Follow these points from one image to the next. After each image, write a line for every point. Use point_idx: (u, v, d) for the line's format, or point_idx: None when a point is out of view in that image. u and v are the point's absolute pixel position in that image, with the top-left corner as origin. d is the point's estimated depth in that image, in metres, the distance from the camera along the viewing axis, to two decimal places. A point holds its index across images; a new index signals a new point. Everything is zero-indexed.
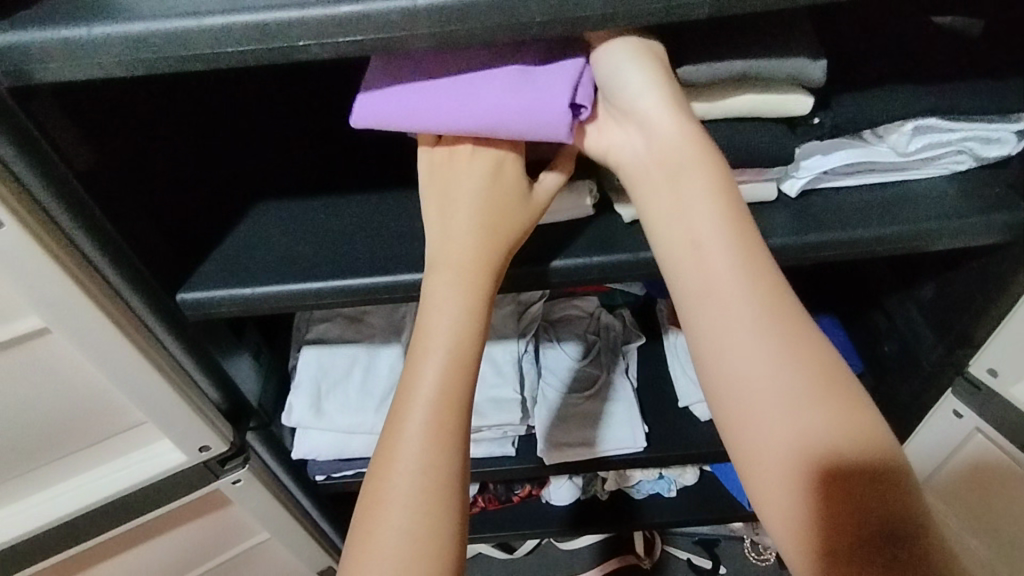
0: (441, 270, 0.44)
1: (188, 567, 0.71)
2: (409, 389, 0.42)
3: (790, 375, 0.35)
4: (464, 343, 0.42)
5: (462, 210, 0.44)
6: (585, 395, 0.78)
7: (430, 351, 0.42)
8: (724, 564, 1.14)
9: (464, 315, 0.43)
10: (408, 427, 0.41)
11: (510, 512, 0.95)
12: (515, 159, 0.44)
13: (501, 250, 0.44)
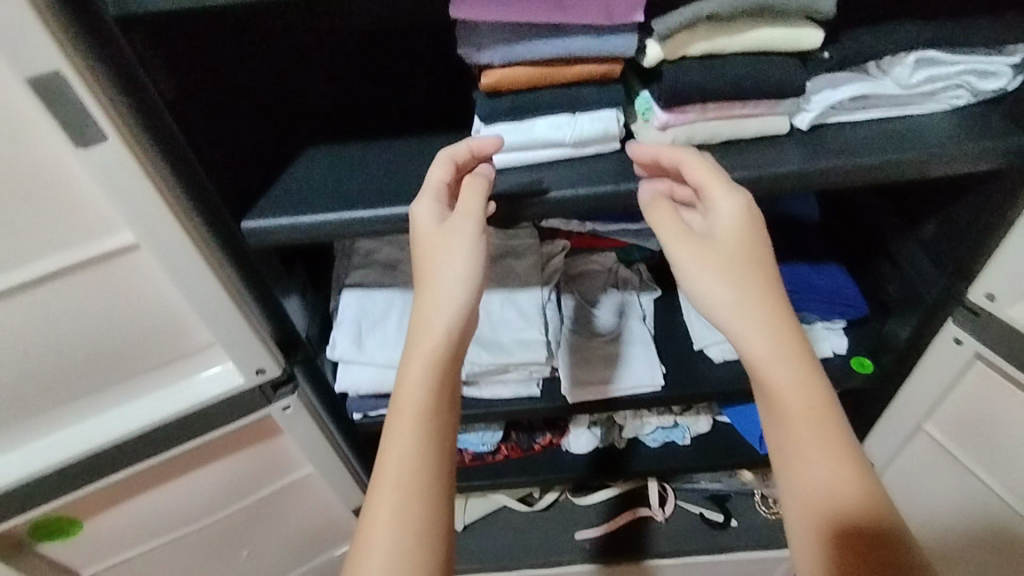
0: (412, 352, 0.47)
1: (237, 498, 0.76)
2: (385, 465, 0.46)
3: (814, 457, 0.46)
4: (432, 417, 0.47)
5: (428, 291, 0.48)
6: (605, 339, 0.83)
7: (400, 429, 0.46)
8: (735, 517, 1.18)
9: (431, 389, 0.47)
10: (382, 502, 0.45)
11: (532, 460, 1.00)
12: (452, 228, 0.49)
13: (451, 328, 0.48)
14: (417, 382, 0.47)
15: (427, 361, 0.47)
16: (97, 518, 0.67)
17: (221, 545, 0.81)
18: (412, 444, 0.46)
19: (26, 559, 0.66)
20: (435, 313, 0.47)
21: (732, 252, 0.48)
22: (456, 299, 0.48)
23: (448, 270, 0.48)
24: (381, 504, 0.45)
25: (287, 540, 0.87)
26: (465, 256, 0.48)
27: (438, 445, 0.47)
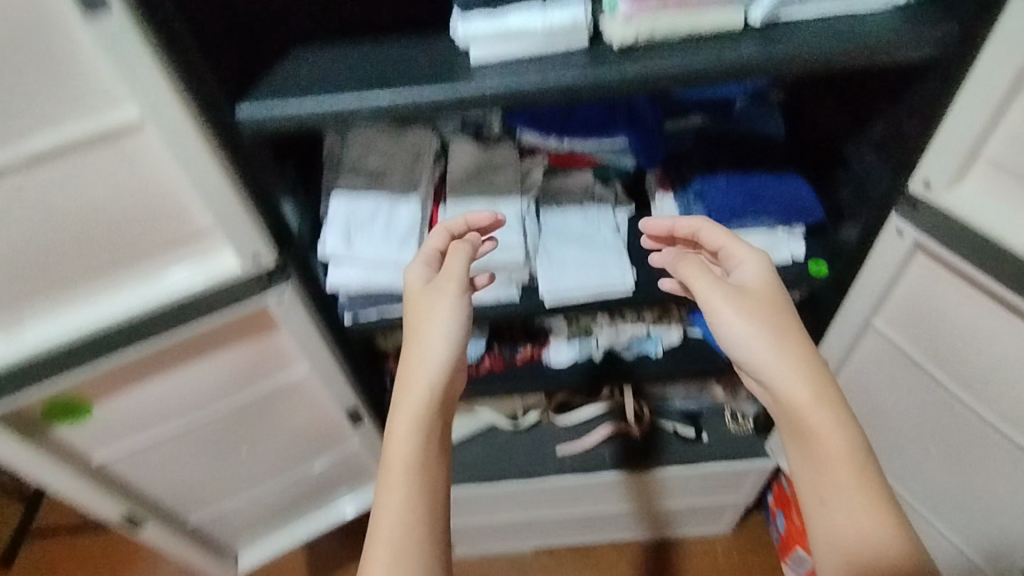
0: (400, 408, 0.61)
1: (239, 391, 0.82)
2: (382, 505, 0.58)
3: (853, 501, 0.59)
4: (421, 462, 0.60)
5: (419, 354, 0.63)
6: (580, 248, 0.88)
7: (395, 473, 0.59)
8: (706, 432, 1.26)
9: (421, 438, 0.60)
10: (379, 534, 0.57)
11: (514, 371, 1.06)
12: (435, 304, 0.66)
13: (436, 386, 0.62)
14: (406, 430, 0.60)
15: (413, 413, 0.61)
16: (108, 401, 0.74)
17: (224, 438, 0.88)
18: (406, 488, 0.58)
19: (45, 438, 0.72)
20: (421, 374, 0.62)
21: (767, 302, 0.66)
22: (440, 356, 0.63)
23: (433, 330, 0.64)
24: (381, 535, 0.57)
25: (285, 435, 0.95)
26: (446, 324, 0.64)
27: (427, 483, 0.59)
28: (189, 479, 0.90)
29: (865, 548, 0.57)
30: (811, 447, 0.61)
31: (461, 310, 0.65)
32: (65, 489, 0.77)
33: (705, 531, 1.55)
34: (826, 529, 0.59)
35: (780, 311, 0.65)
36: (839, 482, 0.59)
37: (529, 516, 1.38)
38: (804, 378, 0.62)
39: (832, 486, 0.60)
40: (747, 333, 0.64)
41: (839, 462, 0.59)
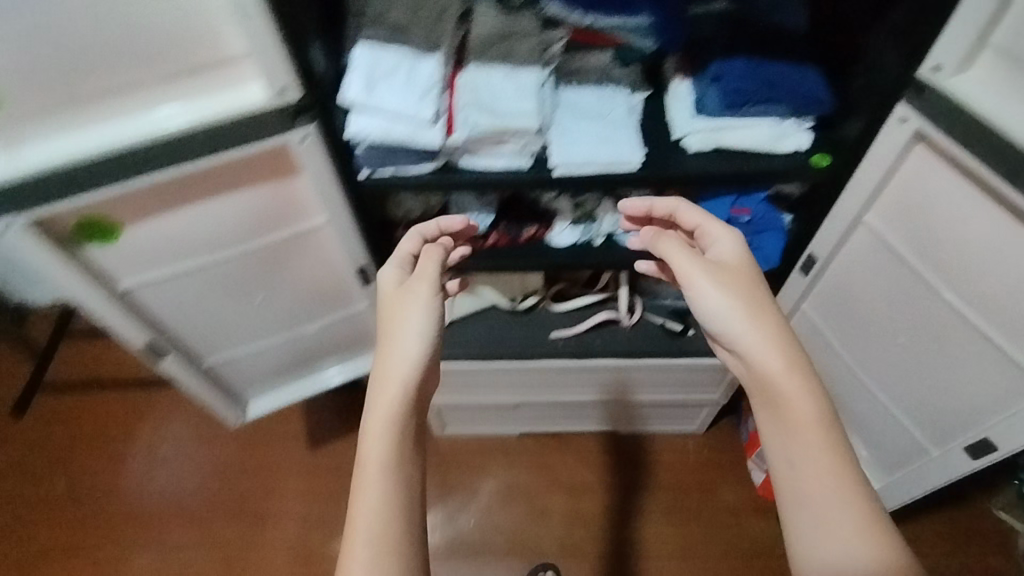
0: (376, 410, 0.68)
1: (256, 236, 0.87)
2: (356, 512, 0.63)
3: (823, 472, 0.65)
4: (395, 464, 0.66)
5: (398, 351, 0.71)
6: (594, 122, 0.91)
7: (370, 482, 0.64)
8: (693, 327, 1.32)
9: (388, 440, 0.66)
10: (357, 533, 0.62)
11: (517, 248, 1.09)
12: (409, 308, 0.75)
13: (412, 380, 0.70)
14: (381, 433, 0.66)
15: (389, 413, 0.68)
16: (135, 227, 0.78)
17: (240, 282, 0.93)
18: (380, 490, 0.64)
19: (75, 256, 0.77)
20: (400, 370, 0.70)
21: (748, 277, 0.76)
22: (417, 353, 0.71)
23: (404, 341, 0.72)
24: (361, 534, 0.62)
25: (297, 288, 1.00)
26: (422, 327, 0.73)
27: (401, 487, 0.65)
28: (206, 319, 0.97)
29: (828, 499, 0.64)
30: (784, 414, 0.68)
31: (432, 314, 0.74)
32: (92, 308, 0.83)
33: (681, 427, 1.66)
34: (796, 495, 0.66)
35: (755, 285, 0.75)
36: (806, 454, 0.66)
37: (518, 398, 1.47)
38: (787, 351, 0.70)
39: (801, 451, 0.66)
40: (722, 306, 0.74)
41: (809, 429, 0.66)
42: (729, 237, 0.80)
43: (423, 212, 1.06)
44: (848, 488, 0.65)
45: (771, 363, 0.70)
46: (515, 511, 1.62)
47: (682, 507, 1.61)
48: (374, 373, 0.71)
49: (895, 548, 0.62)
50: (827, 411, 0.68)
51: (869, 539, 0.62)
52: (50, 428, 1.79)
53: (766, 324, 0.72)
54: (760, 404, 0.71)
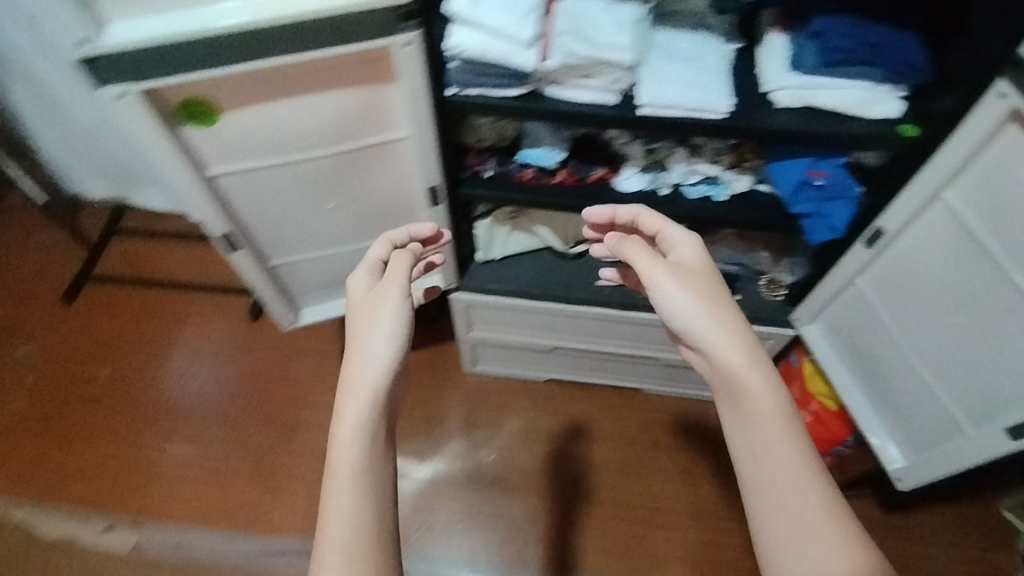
0: (345, 394, 0.70)
1: (341, 140, 0.89)
2: (330, 522, 0.63)
3: (786, 461, 0.68)
4: (366, 469, 0.66)
5: (368, 338, 0.73)
6: (685, 65, 0.91)
7: (341, 489, 0.65)
8: (739, 293, 1.33)
9: (361, 435, 0.68)
10: (329, 542, 0.62)
11: (583, 189, 1.09)
12: (376, 297, 0.77)
13: (382, 365, 0.71)
14: (352, 438, 0.67)
15: (360, 403, 0.69)
16: (232, 114, 0.80)
17: (316, 186, 0.95)
18: (352, 496, 0.65)
19: (174, 136, 0.80)
20: (370, 353, 0.72)
21: (713, 286, 0.77)
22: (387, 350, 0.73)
23: (373, 348, 0.72)
24: (333, 543, 0.62)
25: (367, 200, 1.02)
26: (391, 317, 0.75)
27: (371, 493, 0.66)
28: (278, 218, 0.99)
29: (791, 493, 0.66)
30: (749, 407, 0.70)
31: (401, 315, 0.76)
32: (181, 190, 0.86)
33: (704, 393, 1.68)
34: (762, 486, 0.68)
35: (719, 289, 0.77)
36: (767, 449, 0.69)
37: (555, 340, 1.51)
38: (751, 351, 0.72)
39: (766, 445, 0.69)
40: (691, 305, 0.75)
41: (772, 419, 0.69)
42: (694, 242, 0.82)
43: (496, 137, 1.07)
44: (811, 473, 0.67)
45: (736, 364, 0.72)
46: (535, 451, 1.68)
47: (697, 468, 1.65)
48: (344, 359, 0.73)
49: (855, 540, 0.64)
50: (787, 404, 0.70)
51: (832, 521, 0.65)
52: (97, 317, 1.86)
53: (733, 325, 0.74)
54: (726, 400, 0.73)
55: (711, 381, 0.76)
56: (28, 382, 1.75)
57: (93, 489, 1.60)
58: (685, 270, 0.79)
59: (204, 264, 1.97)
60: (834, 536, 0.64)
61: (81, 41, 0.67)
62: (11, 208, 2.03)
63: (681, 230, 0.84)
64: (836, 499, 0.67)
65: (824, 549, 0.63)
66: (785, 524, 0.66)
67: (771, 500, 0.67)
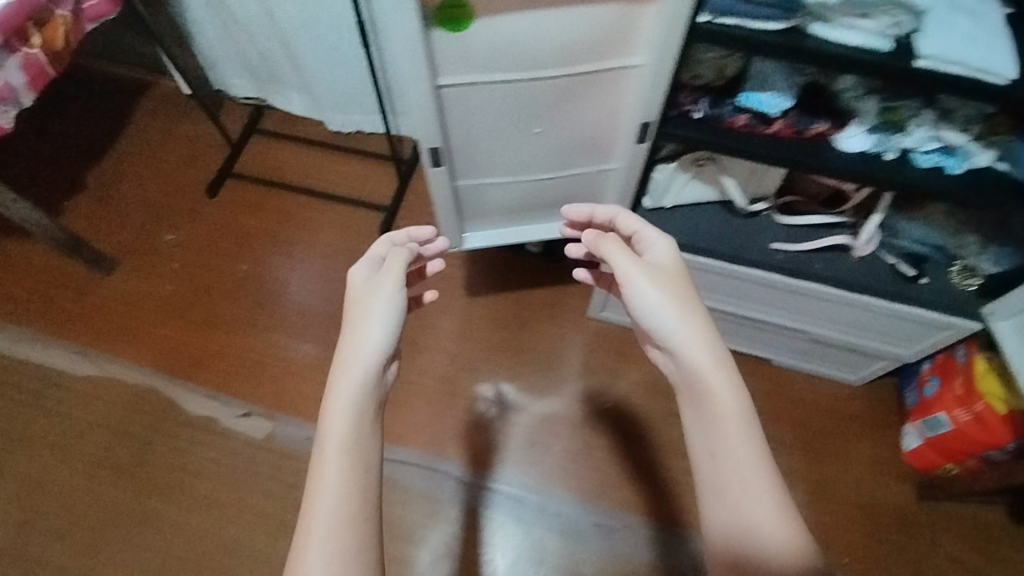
0: (349, 366, 0.83)
1: (574, 61, 0.84)
2: (320, 480, 0.77)
3: (741, 449, 0.78)
4: (355, 439, 0.79)
5: (369, 320, 0.86)
6: (974, 19, 0.80)
7: (335, 451, 0.78)
8: (927, 276, 1.22)
9: (355, 406, 0.81)
10: (321, 494, 0.76)
11: (799, 143, 0.99)
12: (377, 282, 0.90)
13: (378, 346, 0.85)
14: (344, 411, 0.80)
15: (359, 375, 0.83)
16: (486, 20, 0.75)
17: (531, 108, 0.91)
18: (343, 460, 0.78)
19: (424, 38, 0.76)
20: (372, 331, 0.85)
21: (679, 291, 0.87)
22: (382, 331, 0.86)
23: (370, 331, 0.85)
24: (324, 499, 0.75)
25: (572, 129, 0.97)
26: (391, 302, 0.88)
27: (361, 457, 0.79)
28: (482, 136, 0.97)
29: (739, 484, 0.77)
30: (710, 403, 0.81)
31: (397, 301, 0.88)
32: (411, 95, 0.84)
33: (843, 372, 1.60)
34: (719, 477, 0.79)
35: (685, 295, 0.86)
36: (710, 437, 0.80)
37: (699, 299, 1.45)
38: (705, 354, 0.82)
39: (722, 441, 0.79)
40: (659, 304, 0.85)
41: (728, 414, 0.79)
42: (666, 252, 0.91)
43: (714, 75, 0.99)
44: (761, 460, 0.78)
45: (697, 364, 0.82)
46: (653, 405, 1.66)
47: (820, 449, 1.60)
48: (347, 336, 0.86)
49: (792, 520, 0.75)
50: (743, 403, 0.80)
51: (776, 506, 0.75)
52: (235, 213, 1.92)
53: (692, 329, 0.83)
54: (688, 395, 0.84)
55: (676, 377, 0.87)
56: (174, 266, 1.84)
57: (231, 374, 1.69)
58: (657, 274, 0.87)
59: (338, 174, 1.99)
60: (776, 519, 0.74)
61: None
62: (162, 96, 2.09)
63: (660, 240, 0.92)
64: (779, 487, 0.76)
65: (764, 530, 0.74)
66: (733, 507, 0.77)
67: (722, 487, 0.78)
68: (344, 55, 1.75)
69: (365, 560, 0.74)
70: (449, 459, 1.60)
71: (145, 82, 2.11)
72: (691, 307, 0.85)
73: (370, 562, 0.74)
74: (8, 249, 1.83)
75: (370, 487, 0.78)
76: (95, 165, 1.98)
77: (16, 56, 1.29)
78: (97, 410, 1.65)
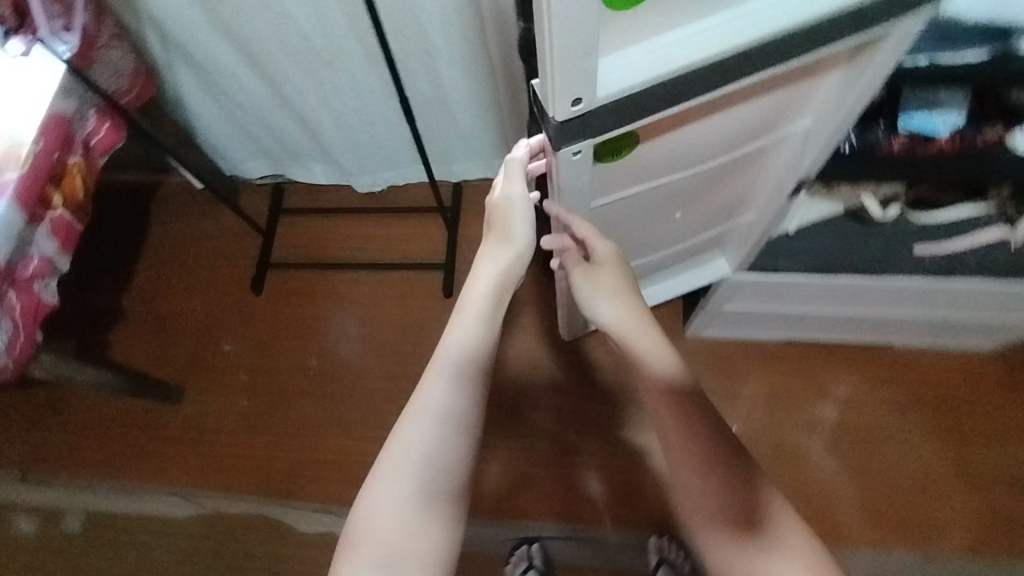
0: (483, 265, 0.89)
1: (732, 148, 0.78)
2: (444, 348, 0.85)
3: (681, 411, 0.80)
4: (481, 330, 0.86)
5: (511, 234, 0.88)
6: None
7: (459, 325, 0.86)
8: None
9: (481, 303, 0.87)
10: (442, 358, 0.85)
11: (965, 158, 0.88)
12: (511, 201, 0.85)
13: (512, 255, 0.89)
14: (472, 304, 0.87)
15: (488, 276, 0.89)
16: (652, 142, 0.70)
17: (679, 194, 0.86)
18: (466, 338, 0.85)
19: (591, 174, 0.71)
20: (502, 245, 0.89)
21: (622, 279, 0.88)
22: (517, 245, 0.89)
23: (503, 243, 0.89)
24: (443, 362, 0.84)
25: (715, 199, 0.92)
26: (526, 224, 0.87)
27: (483, 349, 0.86)
28: (625, 227, 0.92)
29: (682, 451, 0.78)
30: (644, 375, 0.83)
31: (529, 225, 0.87)
32: (564, 215, 0.81)
33: (976, 343, 1.49)
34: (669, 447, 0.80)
35: (627, 284, 0.88)
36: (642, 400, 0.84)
37: (818, 310, 1.33)
38: (637, 329, 0.85)
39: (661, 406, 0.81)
40: (596, 300, 0.87)
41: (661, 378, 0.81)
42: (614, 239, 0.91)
43: None
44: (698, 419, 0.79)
45: (626, 336, 0.85)
46: (784, 414, 1.53)
47: (971, 428, 1.50)
48: (489, 243, 0.91)
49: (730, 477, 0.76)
50: (678, 366, 0.83)
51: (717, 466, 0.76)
52: (288, 304, 1.81)
53: (625, 310, 0.86)
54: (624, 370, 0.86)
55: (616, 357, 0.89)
56: (241, 376, 1.73)
57: (337, 481, 1.60)
58: (594, 268, 0.88)
59: (382, 239, 1.86)
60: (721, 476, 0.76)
61: (574, 98, 0.57)
62: (176, 194, 1.95)
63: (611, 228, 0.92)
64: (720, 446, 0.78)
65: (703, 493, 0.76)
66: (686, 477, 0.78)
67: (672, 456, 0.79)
68: (372, 120, 1.61)
69: (465, 426, 0.82)
70: (584, 523, 1.51)
71: (153, 184, 1.96)
72: (624, 296, 0.87)
73: (468, 427, 0.82)
74: (65, 400, 1.73)
75: (483, 364, 0.85)
76: (130, 286, 1.86)
77: (43, 223, 1.15)
78: (209, 550, 1.58)
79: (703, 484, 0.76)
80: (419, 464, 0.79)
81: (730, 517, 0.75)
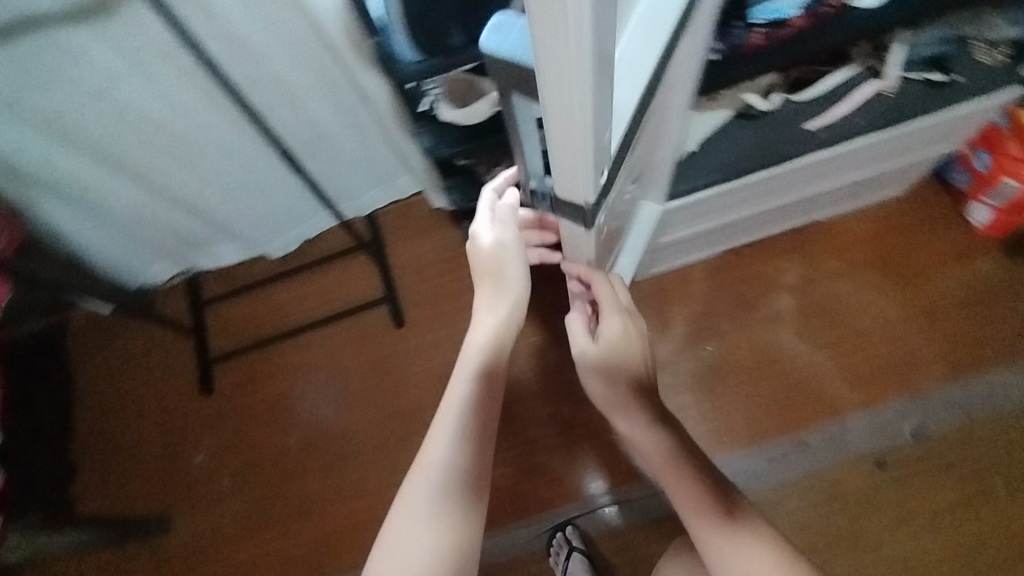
0: (477, 323, 0.95)
1: (650, 113, 0.87)
2: (447, 405, 0.90)
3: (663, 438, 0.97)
4: (481, 388, 0.91)
5: (503, 290, 0.95)
6: None
7: (459, 383, 0.91)
8: (957, 73, 1.18)
9: (479, 360, 0.92)
10: (446, 414, 0.89)
11: (818, 27, 0.92)
12: (500, 252, 0.93)
13: (506, 312, 0.95)
14: (471, 362, 0.92)
15: (484, 333, 0.94)
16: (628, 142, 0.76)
17: (632, 173, 0.93)
18: (467, 394, 0.90)
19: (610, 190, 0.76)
20: (496, 301, 0.95)
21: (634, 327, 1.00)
22: (507, 300, 0.95)
23: (494, 301, 0.95)
24: (446, 418, 0.89)
25: (647, 163, 1.00)
26: (518, 276, 0.95)
27: (485, 405, 0.91)
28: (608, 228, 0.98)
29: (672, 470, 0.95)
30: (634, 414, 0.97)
31: (519, 279, 0.95)
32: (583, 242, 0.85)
33: (889, 190, 1.58)
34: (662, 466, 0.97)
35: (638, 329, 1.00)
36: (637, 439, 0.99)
37: (741, 213, 1.38)
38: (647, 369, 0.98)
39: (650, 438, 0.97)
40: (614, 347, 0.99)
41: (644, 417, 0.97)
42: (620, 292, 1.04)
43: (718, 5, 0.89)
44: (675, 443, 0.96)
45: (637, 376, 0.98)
46: (747, 317, 1.59)
47: (910, 268, 1.60)
48: (482, 298, 0.96)
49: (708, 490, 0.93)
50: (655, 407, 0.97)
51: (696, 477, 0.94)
52: (245, 391, 1.73)
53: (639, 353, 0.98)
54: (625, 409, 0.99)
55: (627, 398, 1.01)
56: (224, 480, 1.65)
57: (359, 545, 1.56)
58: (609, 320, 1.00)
59: (316, 293, 1.80)
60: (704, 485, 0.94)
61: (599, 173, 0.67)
62: (88, 326, 1.84)
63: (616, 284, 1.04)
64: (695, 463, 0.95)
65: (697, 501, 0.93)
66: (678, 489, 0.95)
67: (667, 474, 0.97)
68: (261, 184, 1.56)
69: (470, 486, 0.86)
70: (605, 490, 1.53)
71: (59, 325, 1.84)
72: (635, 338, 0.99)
73: (474, 487, 0.86)
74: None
75: (486, 423, 0.90)
76: (74, 436, 1.74)
77: None
78: None
79: (690, 487, 0.94)
80: (426, 519, 0.81)
81: (717, 512, 0.91)
